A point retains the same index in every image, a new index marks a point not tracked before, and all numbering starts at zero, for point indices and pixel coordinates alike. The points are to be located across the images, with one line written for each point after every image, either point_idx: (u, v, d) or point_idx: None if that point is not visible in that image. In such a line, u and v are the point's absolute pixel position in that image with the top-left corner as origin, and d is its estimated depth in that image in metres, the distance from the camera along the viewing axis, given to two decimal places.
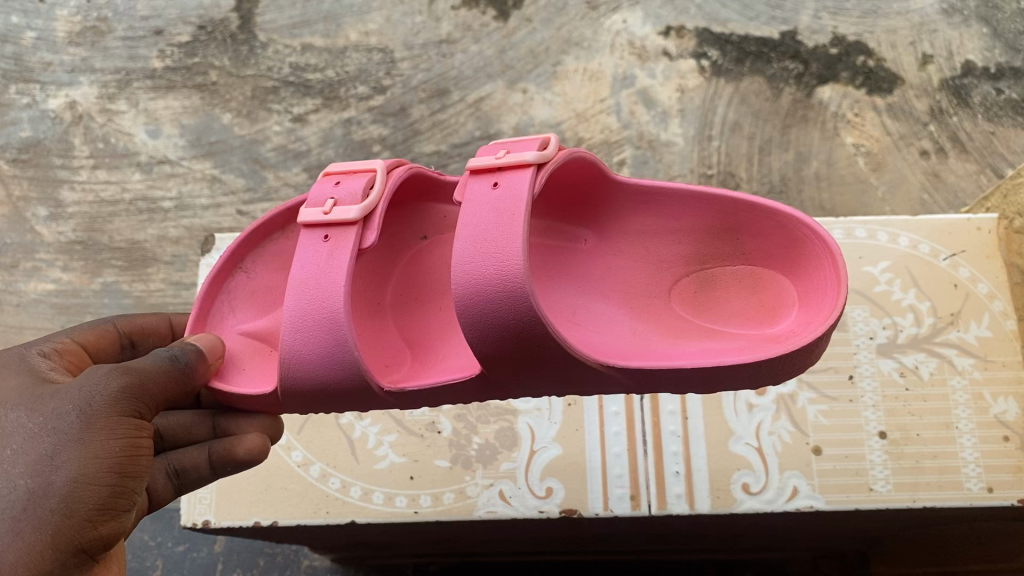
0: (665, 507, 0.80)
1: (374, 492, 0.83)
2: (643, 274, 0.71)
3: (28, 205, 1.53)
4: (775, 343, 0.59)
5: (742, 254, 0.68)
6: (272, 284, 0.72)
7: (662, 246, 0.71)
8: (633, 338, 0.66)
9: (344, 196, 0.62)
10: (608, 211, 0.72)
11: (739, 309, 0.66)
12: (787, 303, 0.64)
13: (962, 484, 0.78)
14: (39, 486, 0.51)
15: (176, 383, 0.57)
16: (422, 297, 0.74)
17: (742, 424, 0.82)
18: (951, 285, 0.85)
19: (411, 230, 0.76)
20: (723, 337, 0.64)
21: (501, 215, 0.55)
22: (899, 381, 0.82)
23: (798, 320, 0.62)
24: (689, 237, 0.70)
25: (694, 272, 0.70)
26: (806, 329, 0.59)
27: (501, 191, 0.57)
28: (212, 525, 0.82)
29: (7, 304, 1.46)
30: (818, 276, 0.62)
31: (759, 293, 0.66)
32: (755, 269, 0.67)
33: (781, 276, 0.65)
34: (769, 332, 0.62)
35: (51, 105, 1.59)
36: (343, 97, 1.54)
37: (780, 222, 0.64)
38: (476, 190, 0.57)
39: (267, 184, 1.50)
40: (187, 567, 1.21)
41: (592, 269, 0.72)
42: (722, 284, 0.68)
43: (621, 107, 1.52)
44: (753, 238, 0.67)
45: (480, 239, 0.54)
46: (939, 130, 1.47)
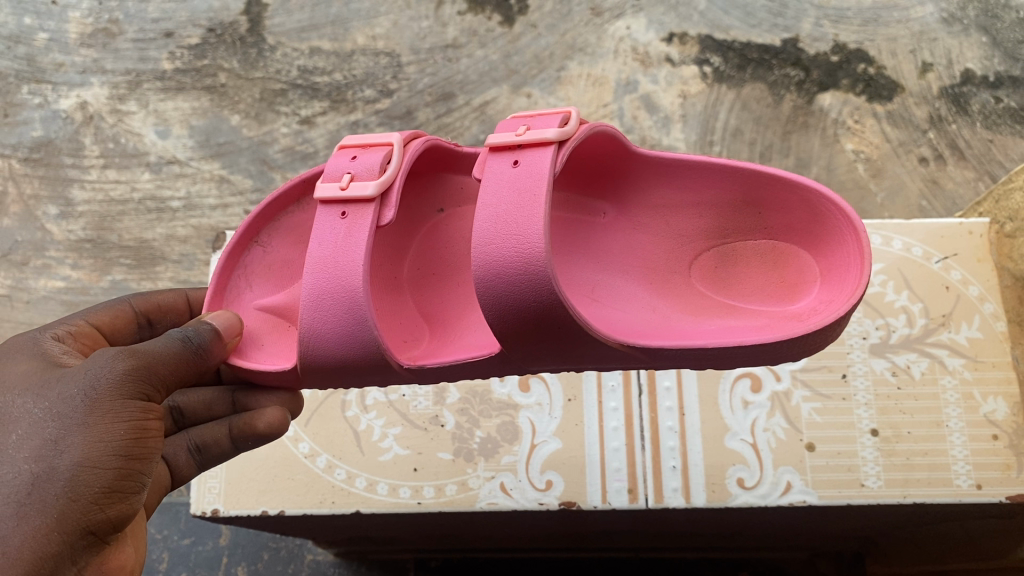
0: (662, 501, 0.82)
1: (378, 483, 0.85)
2: (663, 248, 0.74)
3: (39, 204, 1.56)
4: (796, 322, 0.62)
5: (765, 229, 0.70)
6: (289, 258, 0.74)
7: (684, 221, 0.73)
8: (652, 315, 0.69)
9: (363, 169, 0.64)
10: (631, 186, 0.74)
11: (759, 285, 0.68)
12: (808, 279, 0.66)
13: (951, 481, 0.80)
14: (43, 471, 0.52)
15: (187, 364, 0.59)
16: (440, 270, 0.76)
17: (738, 420, 0.84)
18: (942, 286, 0.86)
19: (428, 202, 0.78)
20: (744, 316, 0.66)
21: (522, 195, 0.57)
22: (891, 380, 0.84)
23: (819, 297, 0.64)
24: (710, 212, 0.72)
25: (714, 246, 0.72)
26: (828, 307, 0.61)
27: (521, 169, 0.59)
28: (221, 513, 0.84)
29: (18, 300, 1.49)
30: (840, 253, 0.64)
31: (781, 268, 0.68)
32: (775, 245, 0.69)
33: (800, 252, 0.68)
34: (789, 310, 0.65)
35: (63, 105, 1.61)
36: (350, 100, 1.57)
37: (804, 197, 0.66)
38: (496, 167, 0.60)
39: (275, 185, 1.53)
40: (193, 560, 1.23)
41: (614, 244, 0.75)
42: (743, 260, 0.70)
43: (624, 112, 1.55)
44: (775, 213, 0.69)
45: (502, 219, 0.56)
46: (938, 137, 1.49)
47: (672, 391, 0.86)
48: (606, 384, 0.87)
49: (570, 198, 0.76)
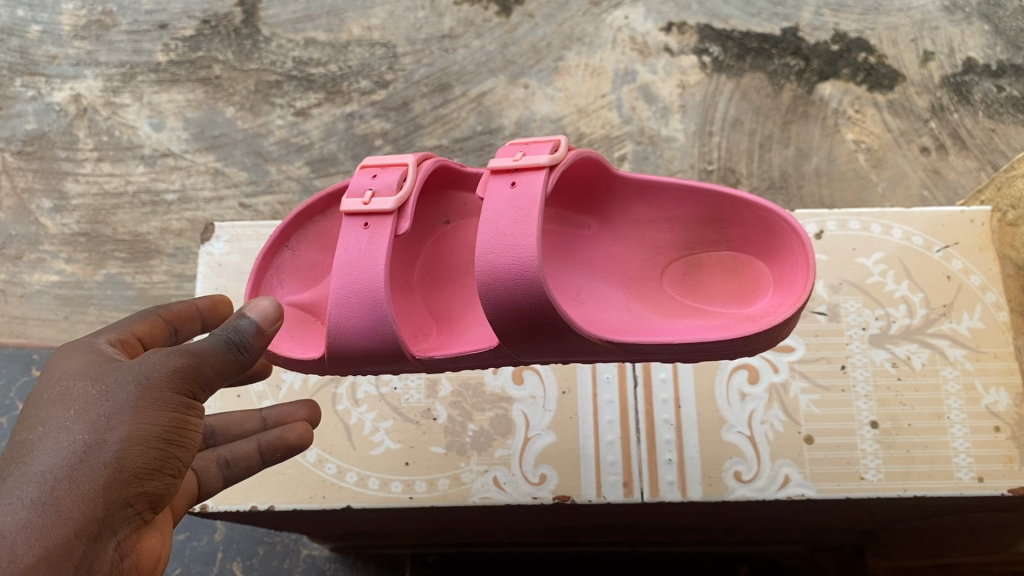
0: (658, 495, 0.80)
1: (369, 478, 0.83)
2: (617, 260, 0.73)
3: (33, 197, 1.54)
4: (750, 321, 0.62)
5: (726, 240, 0.69)
6: (318, 262, 0.74)
7: (657, 234, 0.72)
8: (608, 315, 0.68)
9: (383, 185, 0.63)
10: (606, 200, 0.73)
11: (721, 290, 0.68)
12: (761, 287, 0.66)
13: (953, 474, 0.78)
14: (89, 456, 0.47)
15: (234, 366, 0.54)
16: (450, 274, 0.75)
17: (734, 413, 0.82)
18: (943, 276, 0.85)
19: (435, 214, 0.77)
20: (705, 317, 0.66)
21: (520, 214, 0.56)
22: (892, 371, 0.82)
23: (774, 301, 0.64)
24: (666, 228, 0.72)
25: (682, 257, 0.71)
26: (778, 308, 0.62)
27: (518, 190, 0.58)
28: (210, 509, 0.81)
29: (11, 295, 1.47)
30: (789, 263, 0.65)
31: (741, 275, 0.68)
32: (727, 257, 0.69)
33: (753, 264, 0.68)
34: (748, 313, 0.64)
35: (56, 98, 1.59)
36: (346, 92, 1.56)
37: (757, 212, 0.66)
38: (494, 189, 0.58)
39: (270, 177, 1.51)
40: (188, 555, 1.22)
41: (585, 257, 0.74)
42: (707, 270, 0.70)
43: (622, 103, 1.53)
44: (736, 226, 0.69)
45: (503, 232, 0.55)
46: (940, 127, 1.48)
47: (668, 382, 0.85)
48: (601, 376, 0.86)
49: (549, 211, 0.75)
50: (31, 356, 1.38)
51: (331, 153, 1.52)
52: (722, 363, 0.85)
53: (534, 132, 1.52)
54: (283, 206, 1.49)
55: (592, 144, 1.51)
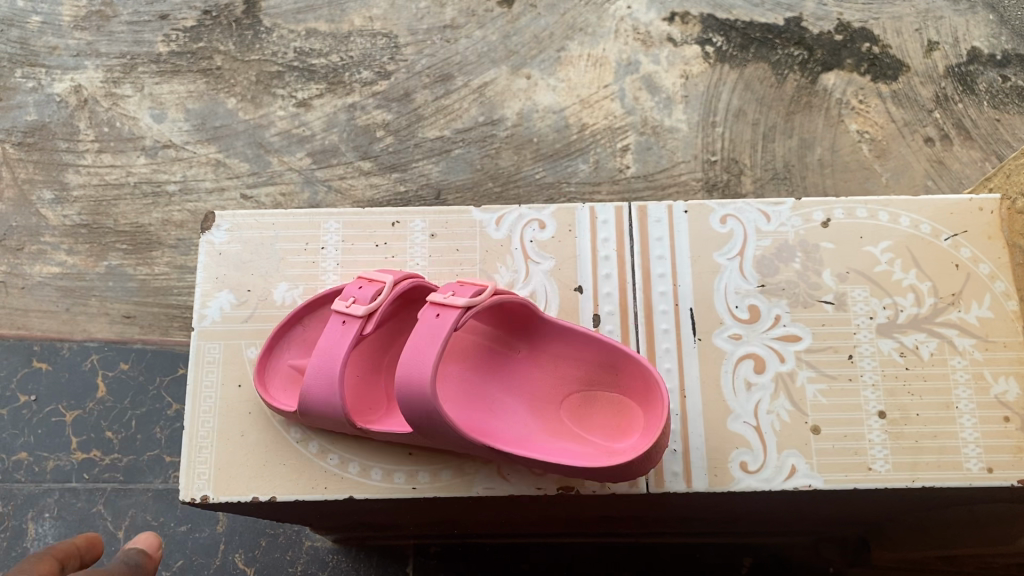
0: (663, 485, 0.79)
1: (372, 468, 0.80)
2: (540, 384, 0.82)
3: (33, 188, 1.52)
4: (605, 456, 0.74)
5: (619, 386, 0.79)
6: (321, 338, 0.84)
7: (572, 369, 0.81)
8: (502, 425, 0.78)
9: (366, 296, 0.78)
10: (539, 330, 0.82)
11: (601, 425, 0.78)
12: (634, 428, 0.77)
13: (961, 464, 0.78)
14: None
15: None
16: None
17: (741, 403, 0.81)
18: (952, 264, 0.84)
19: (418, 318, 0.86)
20: (580, 444, 0.77)
21: (435, 341, 0.73)
22: (899, 361, 0.82)
23: (636, 442, 0.75)
24: (585, 365, 0.81)
25: (584, 391, 0.81)
26: (629, 451, 0.73)
27: (439, 322, 0.74)
28: (211, 500, 0.80)
29: (12, 286, 1.45)
30: (654, 417, 0.75)
31: (621, 417, 0.78)
32: (622, 402, 0.79)
33: (637, 410, 0.78)
34: (613, 448, 0.76)
35: (57, 89, 1.58)
36: (347, 82, 1.55)
37: (647, 372, 0.76)
38: (424, 317, 0.75)
39: (272, 169, 1.51)
40: (190, 548, 1.22)
41: (508, 380, 0.82)
42: (600, 408, 0.79)
43: (625, 93, 1.52)
44: (627, 376, 0.78)
45: (415, 352, 0.72)
46: (944, 117, 1.47)
47: (674, 373, 0.83)
48: None
49: (492, 333, 0.84)
50: (33, 347, 1.39)
51: (333, 144, 1.52)
52: (728, 352, 0.83)
53: (536, 123, 1.51)
54: (284, 197, 1.49)
55: (595, 134, 1.50)
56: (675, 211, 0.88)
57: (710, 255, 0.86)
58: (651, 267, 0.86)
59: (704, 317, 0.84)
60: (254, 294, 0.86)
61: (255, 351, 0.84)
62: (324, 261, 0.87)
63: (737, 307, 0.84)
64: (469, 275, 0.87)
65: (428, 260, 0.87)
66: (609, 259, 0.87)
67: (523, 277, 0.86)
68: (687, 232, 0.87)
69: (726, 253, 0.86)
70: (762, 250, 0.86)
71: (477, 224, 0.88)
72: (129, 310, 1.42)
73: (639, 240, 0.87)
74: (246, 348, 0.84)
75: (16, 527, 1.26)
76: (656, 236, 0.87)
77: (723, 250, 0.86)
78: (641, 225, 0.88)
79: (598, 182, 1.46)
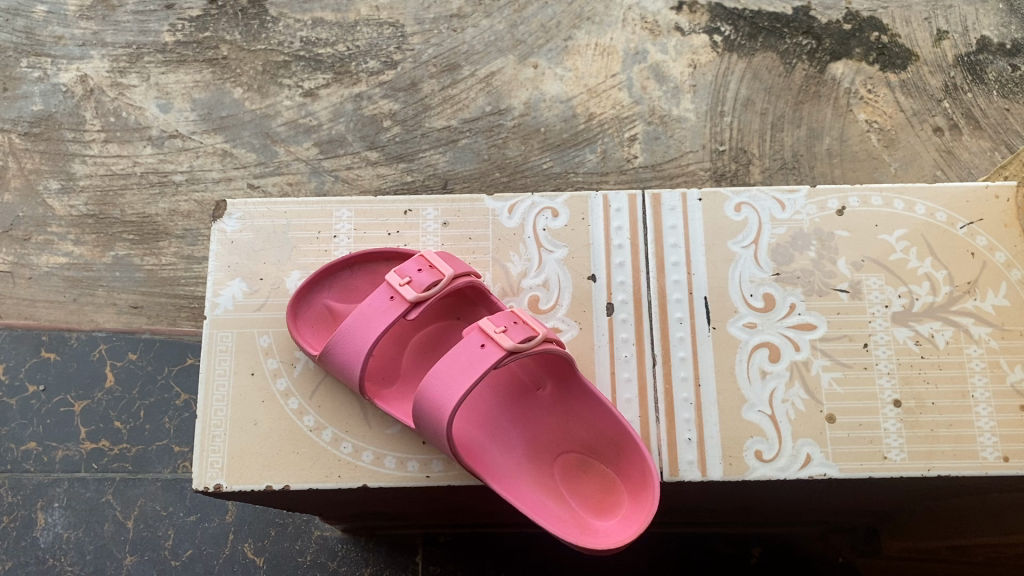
0: (677, 474, 0.79)
1: (385, 456, 0.80)
2: (546, 431, 0.80)
3: (40, 178, 1.51)
4: (575, 530, 0.73)
5: (615, 464, 0.78)
6: (361, 290, 0.85)
7: (583, 425, 0.79)
8: (497, 460, 0.77)
9: (421, 282, 0.77)
10: (568, 379, 0.79)
11: (583, 493, 0.77)
12: (614, 510, 0.76)
13: (977, 453, 0.78)
14: None
15: None
16: (440, 353, 0.83)
17: (755, 391, 0.81)
18: (968, 253, 0.84)
19: (453, 309, 0.84)
20: (558, 504, 0.76)
21: (469, 367, 0.72)
22: (915, 349, 0.81)
23: (611, 529, 0.74)
24: (598, 430, 0.78)
25: (583, 454, 0.79)
26: (597, 539, 0.72)
27: (481, 353, 0.72)
28: (224, 489, 0.79)
29: (19, 277, 1.45)
30: (637, 514, 0.74)
31: (606, 495, 0.77)
32: (613, 480, 0.77)
33: (622, 493, 0.76)
34: (588, 523, 0.75)
35: (63, 79, 1.57)
36: (354, 72, 1.54)
37: (647, 470, 0.74)
38: (470, 338, 0.73)
39: (279, 159, 1.50)
40: (199, 537, 1.22)
41: (514, 420, 0.80)
42: (590, 476, 0.78)
43: (633, 82, 1.51)
44: (631, 461, 0.77)
45: (448, 366, 0.72)
46: (953, 107, 1.46)
47: (688, 361, 0.82)
48: (618, 354, 0.83)
49: (521, 363, 0.81)
50: (40, 338, 1.37)
51: (339, 134, 1.51)
52: (743, 341, 0.82)
53: (544, 113, 1.50)
54: (291, 187, 1.48)
55: (602, 124, 1.49)
56: (689, 199, 0.87)
57: (724, 244, 0.86)
58: (665, 255, 0.86)
59: (719, 305, 0.84)
60: (267, 282, 0.86)
61: (268, 339, 0.84)
62: (337, 250, 0.87)
63: (752, 295, 0.84)
64: (482, 263, 0.86)
65: (441, 248, 0.87)
66: (623, 248, 0.86)
67: (536, 265, 0.86)
68: (701, 219, 0.87)
69: (741, 241, 0.86)
70: (776, 238, 0.86)
71: (490, 212, 0.88)
72: (137, 300, 1.42)
73: (652, 229, 0.87)
74: (258, 337, 0.84)
75: (26, 517, 1.25)
76: (669, 223, 0.87)
77: (737, 239, 0.86)
78: (654, 212, 0.87)
79: (605, 172, 1.46)
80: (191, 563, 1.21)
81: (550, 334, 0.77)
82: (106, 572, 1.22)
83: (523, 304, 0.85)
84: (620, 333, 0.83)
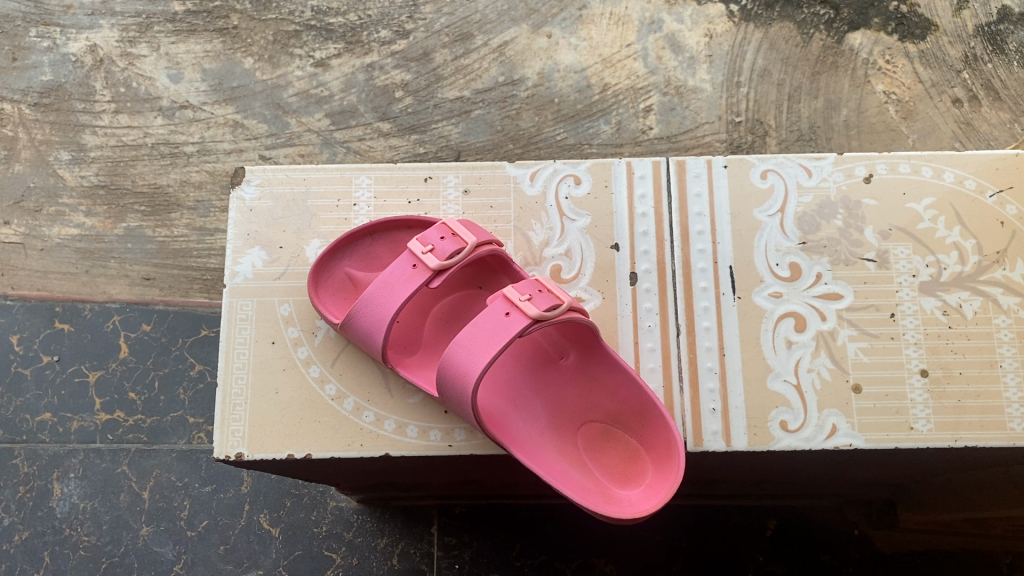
0: (701, 444, 0.79)
1: (407, 425, 0.80)
2: (570, 400, 0.79)
3: (50, 149, 1.50)
4: (599, 500, 0.73)
5: (639, 434, 0.77)
6: (382, 258, 0.84)
7: (606, 394, 0.79)
8: (521, 429, 0.77)
9: (444, 251, 0.77)
10: (590, 348, 0.78)
11: (606, 463, 0.77)
12: (638, 480, 0.75)
13: (1005, 424, 0.77)
14: None
15: None
16: (463, 321, 0.82)
17: (781, 361, 0.80)
18: (997, 221, 0.83)
19: (475, 277, 0.84)
20: (582, 473, 0.75)
21: (494, 336, 0.71)
22: (942, 319, 0.80)
23: (636, 498, 0.74)
24: (621, 398, 0.78)
25: (607, 424, 0.78)
26: (623, 509, 0.72)
27: (506, 322, 0.72)
28: (245, 458, 0.79)
29: (31, 248, 1.44)
30: (661, 484, 0.73)
31: (630, 464, 0.76)
32: (636, 450, 0.77)
33: (646, 462, 0.76)
34: (612, 492, 0.74)
35: (72, 48, 1.56)
36: (365, 41, 1.53)
37: (671, 438, 0.74)
38: (495, 307, 0.73)
39: (290, 130, 1.48)
40: (215, 508, 1.23)
41: (537, 388, 0.80)
42: (613, 445, 0.77)
43: (648, 53, 1.49)
44: (654, 431, 0.76)
45: (473, 335, 0.72)
46: (973, 77, 1.44)
47: (713, 331, 0.81)
48: (642, 324, 0.82)
49: (544, 332, 0.81)
50: (54, 308, 1.37)
51: (351, 105, 1.50)
52: (769, 310, 0.82)
53: (558, 83, 1.48)
54: (303, 158, 1.47)
55: (617, 95, 1.47)
56: (714, 166, 0.86)
57: (750, 212, 0.85)
58: (689, 224, 0.85)
59: (744, 275, 0.83)
60: (287, 251, 0.85)
61: (288, 308, 0.84)
62: (357, 218, 0.86)
63: (778, 265, 0.83)
64: (504, 232, 0.85)
65: (462, 217, 0.86)
66: (647, 217, 0.85)
67: (558, 234, 0.85)
68: (726, 187, 0.85)
69: (767, 209, 0.84)
70: (803, 207, 0.84)
71: (512, 180, 0.87)
72: (149, 272, 1.41)
73: (677, 197, 0.86)
74: (279, 305, 0.84)
75: (42, 487, 1.25)
76: (694, 191, 0.86)
77: (763, 207, 0.85)
78: (679, 180, 0.86)
79: (620, 144, 1.44)
80: (207, 533, 1.21)
81: (575, 302, 0.76)
82: (123, 542, 1.22)
83: (546, 273, 0.84)
84: (644, 304, 0.83)
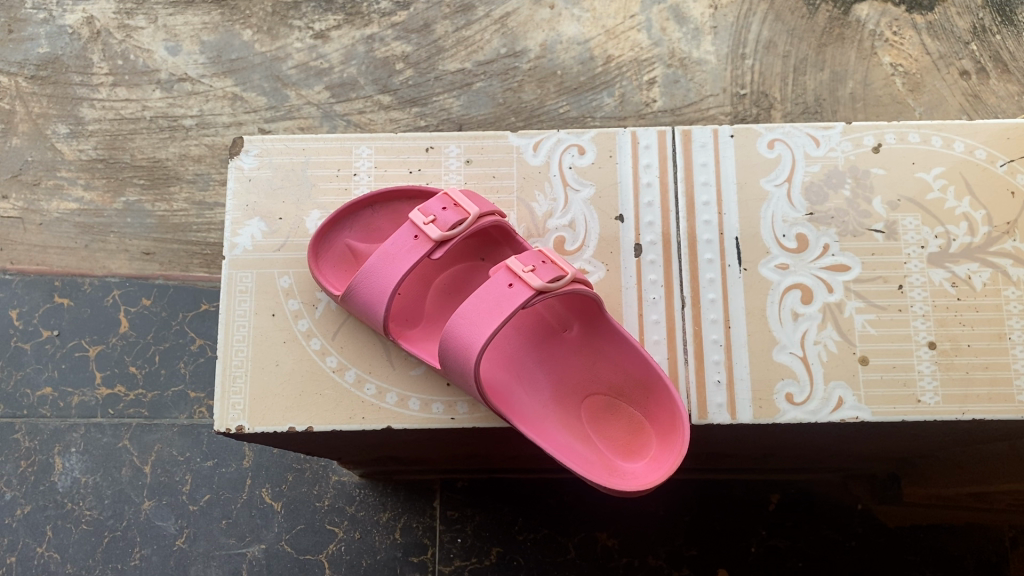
0: (706, 417, 0.78)
1: (409, 398, 0.79)
2: (573, 372, 0.78)
3: (48, 122, 1.49)
4: (603, 471, 0.72)
5: (644, 407, 0.76)
6: (384, 230, 0.83)
7: (610, 367, 0.78)
8: (525, 402, 0.76)
9: (445, 221, 0.75)
10: (593, 321, 0.77)
11: (610, 436, 0.76)
12: (642, 452, 0.75)
13: (1012, 398, 0.77)
14: None
15: None
16: (465, 293, 0.82)
17: (787, 333, 0.79)
18: (1007, 192, 0.81)
19: (477, 248, 0.83)
20: (586, 447, 0.75)
21: (497, 307, 0.70)
22: (951, 291, 0.79)
23: (640, 470, 0.73)
24: (626, 371, 0.77)
25: (612, 396, 0.78)
26: (628, 482, 0.71)
27: (509, 293, 0.71)
28: (246, 431, 0.79)
29: (29, 223, 1.43)
30: (665, 456, 0.72)
31: (633, 437, 0.76)
32: (641, 422, 0.76)
33: (650, 435, 0.75)
34: (616, 465, 0.74)
35: (68, 20, 1.54)
36: (366, 13, 1.51)
37: (676, 410, 0.73)
38: (498, 278, 0.72)
39: (290, 103, 1.47)
40: (217, 482, 1.22)
41: (540, 361, 0.79)
42: (617, 418, 0.77)
43: (652, 24, 1.47)
44: (659, 404, 0.75)
45: (476, 306, 0.71)
46: (981, 49, 1.42)
47: (718, 303, 0.81)
48: (647, 296, 0.81)
49: (547, 305, 0.80)
50: (53, 283, 1.36)
51: (351, 77, 1.48)
52: (775, 283, 0.81)
53: (560, 55, 1.46)
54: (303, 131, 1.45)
55: (620, 66, 1.45)
56: (721, 135, 0.85)
57: (756, 182, 0.83)
58: (695, 195, 0.83)
59: (750, 247, 0.82)
60: (286, 222, 0.84)
61: (288, 280, 0.83)
62: (357, 188, 0.85)
63: (785, 236, 0.82)
64: (506, 203, 0.84)
65: (464, 186, 0.85)
66: (651, 187, 0.84)
67: (562, 205, 0.84)
68: (733, 157, 0.84)
69: (774, 179, 0.83)
70: (810, 176, 0.83)
71: (514, 150, 0.85)
72: (149, 247, 1.40)
73: (682, 167, 0.84)
74: (278, 277, 0.83)
75: (44, 462, 1.25)
76: (700, 161, 0.84)
77: (770, 176, 0.83)
78: (685, 149, 0.85)
79: (623, 116, 1.42)
80: (209, 508, 1.21)
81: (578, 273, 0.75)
82: (124, 516, 1.22)
83: (549, 245, 0.83)
84: (649, 276, 0.82)
